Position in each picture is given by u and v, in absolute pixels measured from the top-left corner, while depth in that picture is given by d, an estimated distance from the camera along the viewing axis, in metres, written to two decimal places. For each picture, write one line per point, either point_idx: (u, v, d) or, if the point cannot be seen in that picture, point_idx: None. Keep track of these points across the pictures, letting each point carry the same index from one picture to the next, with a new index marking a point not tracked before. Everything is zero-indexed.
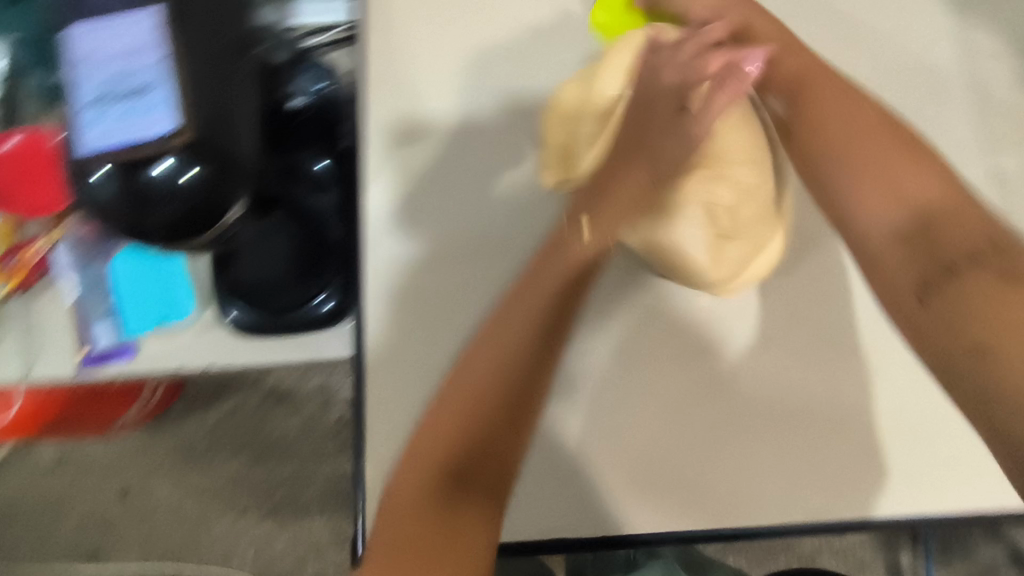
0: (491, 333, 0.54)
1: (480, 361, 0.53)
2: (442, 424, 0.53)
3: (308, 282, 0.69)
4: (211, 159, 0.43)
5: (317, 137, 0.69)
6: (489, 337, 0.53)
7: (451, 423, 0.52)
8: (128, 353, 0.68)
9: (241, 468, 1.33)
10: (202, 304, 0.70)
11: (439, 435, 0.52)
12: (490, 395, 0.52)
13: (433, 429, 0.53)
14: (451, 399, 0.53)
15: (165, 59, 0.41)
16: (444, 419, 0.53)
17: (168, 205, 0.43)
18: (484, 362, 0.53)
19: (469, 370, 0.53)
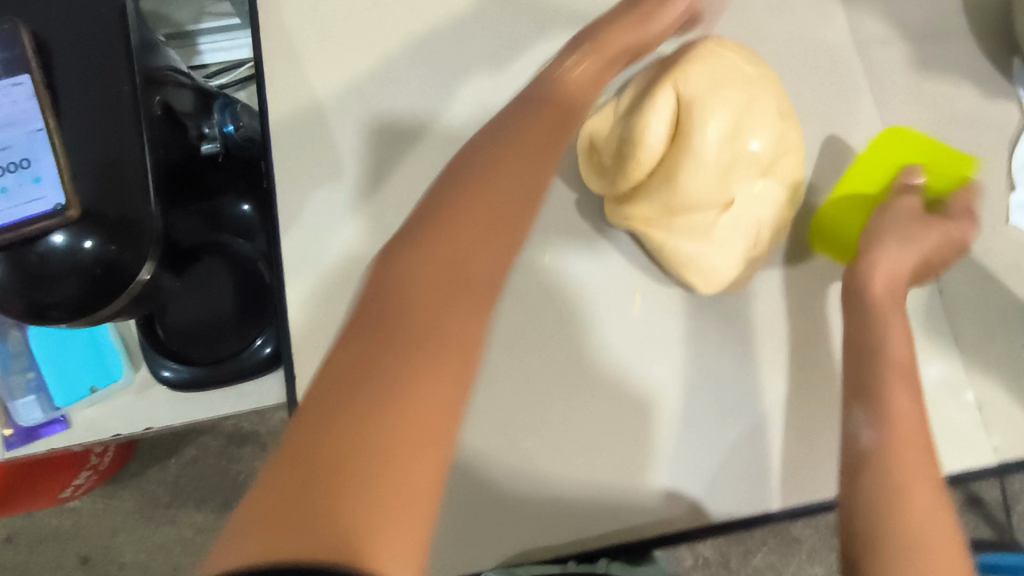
0: (455, 287, 0.32)
1: (417, 294, 0.31)
2: (354, 348, 0.29)
3: (246, 327, 0.67)
4: (107, 224, 0.41)
5: (235, 180, 0.68)
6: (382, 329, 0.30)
7: (431, 397, 0.28)
8: (59, 427, 0.65)
9: (210, 517, 1.29)
10: (135, 365, 0.67)
11: (374, 376, 0.28)
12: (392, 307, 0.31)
13: (394, 401, 0.28)
14: (411, 366, 0.29)
15: (44, 130, 0.40)
16: (413, 427, 0.27)
17: (68, 281, 0.41)
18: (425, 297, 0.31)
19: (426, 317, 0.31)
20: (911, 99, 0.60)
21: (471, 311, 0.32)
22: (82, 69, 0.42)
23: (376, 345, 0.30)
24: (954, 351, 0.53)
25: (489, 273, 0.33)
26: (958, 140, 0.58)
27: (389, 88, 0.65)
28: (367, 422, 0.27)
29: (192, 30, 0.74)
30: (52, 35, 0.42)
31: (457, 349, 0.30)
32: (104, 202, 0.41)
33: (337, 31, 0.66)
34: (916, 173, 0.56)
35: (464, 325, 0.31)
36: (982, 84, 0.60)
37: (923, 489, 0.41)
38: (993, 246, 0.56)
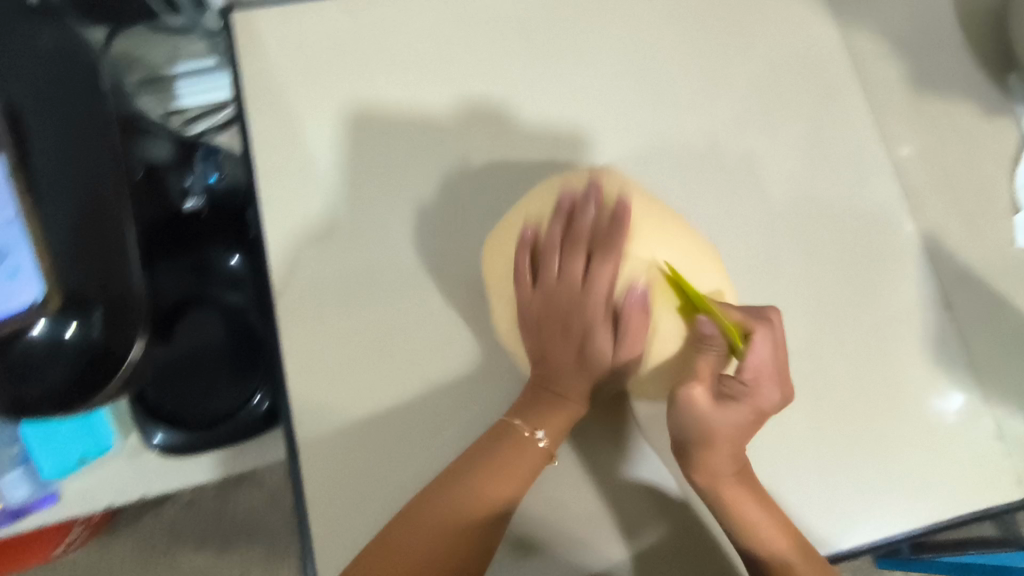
0: (491, 467, 0.47)
1: (466, 519, 0.45)
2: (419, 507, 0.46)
3: (243, 385, 0.65)
4: (90, 306, 0.39)
5: (223, 233, 0.65)
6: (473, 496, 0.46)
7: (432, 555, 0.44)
8: (52, 500, 0.62)
9: (210, 559, 1.26)
10: (125, 431, 0.64)
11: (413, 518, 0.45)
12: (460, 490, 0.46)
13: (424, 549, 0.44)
14: (456, 523, 0.45)
15: (19, 215, 0.37)
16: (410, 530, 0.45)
17: (51, 370, 0.39)
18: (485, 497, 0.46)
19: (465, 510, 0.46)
20: (906, 116, 0.59)
21: (468, 493, 0.46)
22: (57, 140, 0.40)
23: (427, 496, 0.46)
24: (971, 377, 0.53)
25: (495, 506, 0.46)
26: (955, 157, 0.58)
27: (376, 116, 0.59)
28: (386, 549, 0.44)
29: (168, 74, 0.71)
30: (26, 111, 0.40)
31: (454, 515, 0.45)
32: (89, 283, 0.39)
33: (319, 61, 0.60)
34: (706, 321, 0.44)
35: (469, 489, 0.46)
36: (977, 101, 0.59)
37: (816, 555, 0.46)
38: (998, 269, 0.55)
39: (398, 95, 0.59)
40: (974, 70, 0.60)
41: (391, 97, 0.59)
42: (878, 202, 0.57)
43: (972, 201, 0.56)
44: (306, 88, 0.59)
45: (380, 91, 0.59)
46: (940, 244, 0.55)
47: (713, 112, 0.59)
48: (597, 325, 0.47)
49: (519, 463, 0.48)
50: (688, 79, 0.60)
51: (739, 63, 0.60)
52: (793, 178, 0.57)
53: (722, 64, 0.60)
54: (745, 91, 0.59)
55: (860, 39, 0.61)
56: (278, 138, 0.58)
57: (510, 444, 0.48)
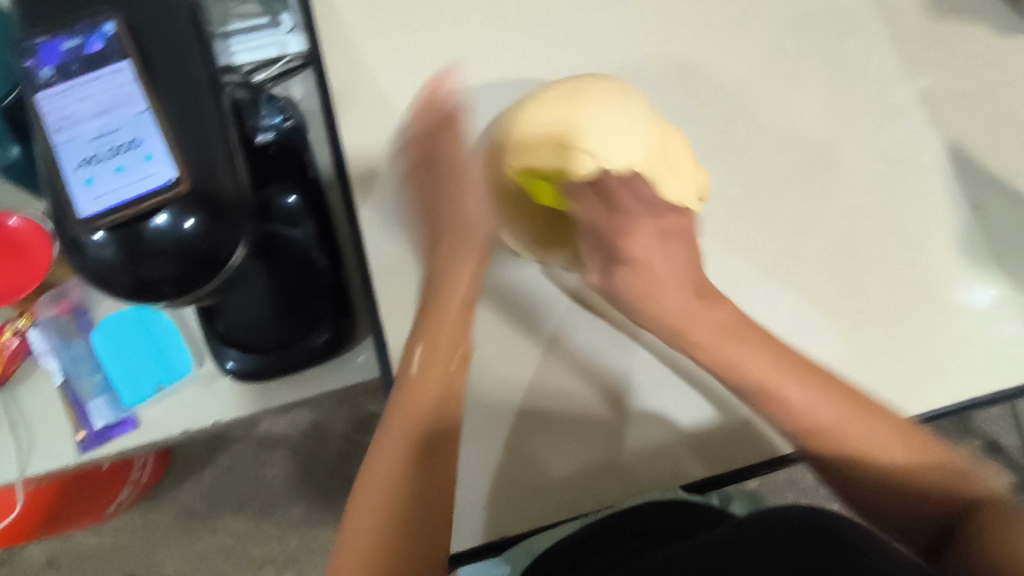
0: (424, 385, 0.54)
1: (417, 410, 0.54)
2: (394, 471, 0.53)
3: (304, 315, 0.68)
4: (209, 204, 0.42)
5: (284, 171, 0.68)
6: (412, 459, 0.53)
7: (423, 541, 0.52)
8: (130, 426, 0.66)
9: (249, 523, 1.30)
10: (199, 361, 0.68)
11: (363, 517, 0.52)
12: (373, 479, 0.53)
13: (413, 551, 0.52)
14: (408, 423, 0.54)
15: (148, 110, 0.40)
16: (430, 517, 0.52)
17: (172, 259, 0.42)
18: (423, 399, 0.54)
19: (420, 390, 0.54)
20: (929, 40, 0.63)
21: (417, 403, 0.54)
22: (174, 57, 0.43)
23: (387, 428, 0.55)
24: (999, 274, 0.57)
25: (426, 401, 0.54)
26: (977, 76, 0.62)
27: (434, 53, 0.63)
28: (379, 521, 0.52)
29: (221, 31, 0.74)
30: (146, 37, 0.43)
31: (406, 452, 0.53)
32: (208, 185, 0.42)
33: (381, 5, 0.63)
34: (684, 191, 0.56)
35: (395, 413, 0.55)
36: (993, 23, 0.63)
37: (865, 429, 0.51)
38: (1018, 169, 0.59)
39: (458, 40, 0.63)
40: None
41: (452, 41, 0.63)
42: (906, 119, 0.61)
43: (994, 114, 0.60)
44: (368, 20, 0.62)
45: (441, 34, 0.63)
46: (963, 151, 0.60)
47: (748, 45, 0.62)
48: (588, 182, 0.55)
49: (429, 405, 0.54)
50: (724, 9, 0.63)
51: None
52: (825, 101, 0.61)
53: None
54: (780, 15, 0.63)
55: None
56: (350, 74, 0.62)
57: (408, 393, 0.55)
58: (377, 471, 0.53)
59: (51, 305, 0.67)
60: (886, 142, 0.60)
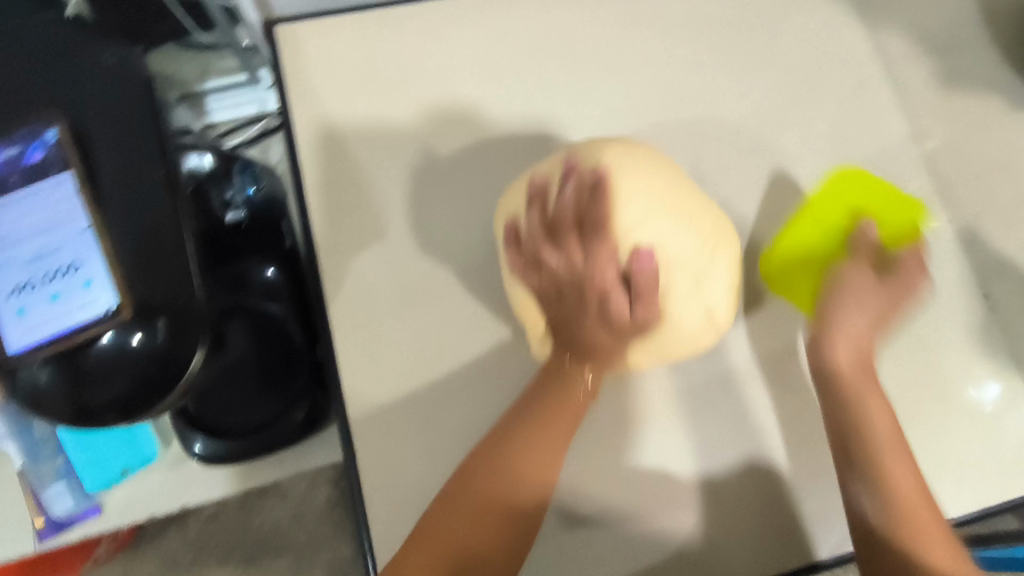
0: (520, 449, 0.47)
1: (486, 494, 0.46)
2: (425, 531, 0.45)
3: (280, 395, 0.65)
4: (155, 316, 0.39)
5: (260, 242, 0.65)
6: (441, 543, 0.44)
7: None
8: (94, 512, 0.63)
9: (235, 572, 1.26)
10: (166, 442, 0.64)
11: None
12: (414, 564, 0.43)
13: None
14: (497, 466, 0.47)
15: (90, 230, 0.38)
16: None
17: (118, 378, 0.39)
18: (518, 475, 0.47)
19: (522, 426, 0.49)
20: (939, 112, 0.60)
21: (488, 486, 0.46)
22: (120, 157, 0.40)
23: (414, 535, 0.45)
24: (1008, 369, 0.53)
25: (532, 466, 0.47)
26: (989, 153, 0.58)
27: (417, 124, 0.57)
28: None
29: (198, 90, 0.72)
30: (91, 138, 0.40)
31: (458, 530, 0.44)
32: (155, 295, 0.39)
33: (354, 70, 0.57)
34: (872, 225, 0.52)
35: (470, 483, 0.46)
36: (1006, 95, 0.59)
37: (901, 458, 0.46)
38: None
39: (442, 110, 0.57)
40: (1003, 68, 0.61)
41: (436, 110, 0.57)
42: (917, 197, 0.57)
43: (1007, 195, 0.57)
44: (343, 79, 0.56)
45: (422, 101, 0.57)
46: (976, 233, 0.56)
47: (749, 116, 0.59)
48: (610, 291, 0.45)
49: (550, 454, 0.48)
50: (725, 75, 0.60)
51: (775, 58, 0.60)
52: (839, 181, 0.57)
53: (757, 63, 0.60)
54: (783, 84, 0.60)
55: (891, 39, 0.61)
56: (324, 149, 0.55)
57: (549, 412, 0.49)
58: (413, 562, 0.43)
59: None
60: (900, 223, 0.56)
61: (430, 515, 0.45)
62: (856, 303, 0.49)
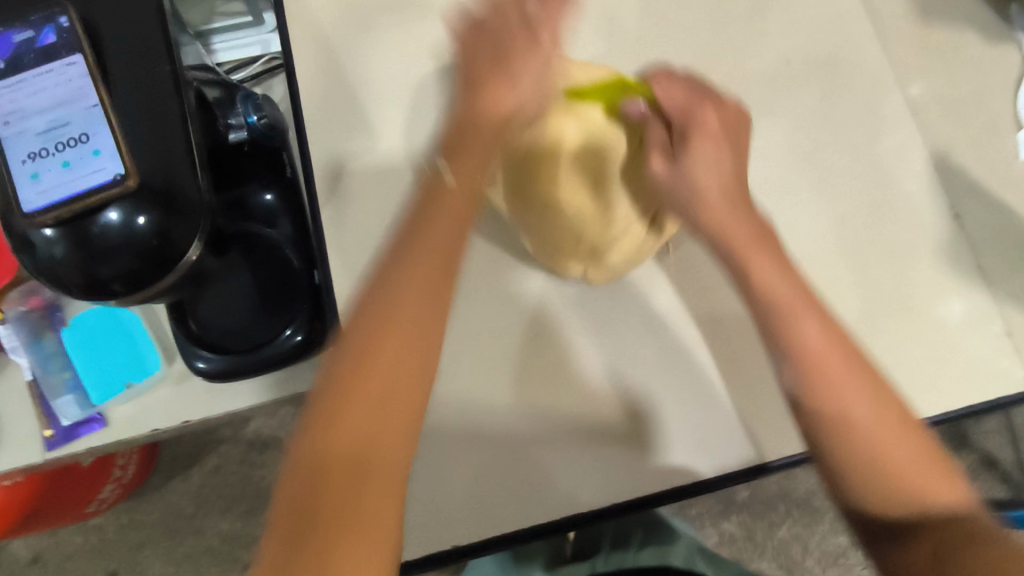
0: (411, 342, 0.45)
1: (363, 391, 0.43)
2: (314, 468, 0.41)
3: (278, 315, 0.67)
4: (159, 200, 0.42)
5: (260, 169, 0.68)
6: (347, 453, 0.42)
7: (353, 555, 0.39)
8: (98, 424, 0.66)
9: (236, 523, 1.29)
10: (169, 359, 0.67)
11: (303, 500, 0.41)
12: (323, 455, 0.42)
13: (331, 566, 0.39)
14: (387, 327, 0.45)
15: (100, 105, 0.40)
16: (336, 520, 0.40)
17: (123, 253, 0.42)
18: (382, 368, 0.44)
19: (387, 297, 0.46)
20: (915, 45, 0.62)
21: (378, 373, 0.44)
22: (128, 53, 0.43)
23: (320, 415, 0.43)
24: (974, 284, 0.55)
25: (406, 319, 0.45)
26: (963, 82, 0.60)
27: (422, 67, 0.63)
28: (324, 525, 0.40)
29: (205, 29, 0.74)
30: (102, 33, 0.43)
31: (355, 444, 0.42)
32: (157, 179, 0.42)
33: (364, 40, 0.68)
34: (634, 101, 0.55)
35: (374, 364, 0.44)
36: (981, 28, 0.61)
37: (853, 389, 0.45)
38: (1003, 179, 0.58)
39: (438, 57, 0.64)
40: (981, 2, 0.62)
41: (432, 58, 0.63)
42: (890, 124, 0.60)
43: (980, 122, 0.59)
44: None
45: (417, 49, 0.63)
46: (947, 160, 0.59)
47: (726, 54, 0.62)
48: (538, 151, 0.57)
49: (429, 336, 0.46)
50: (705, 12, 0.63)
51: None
52: (806, 108, 0.60)
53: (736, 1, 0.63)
54: (762, 19, 0.62)
55: None
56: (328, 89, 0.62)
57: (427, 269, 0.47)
58: (305, 457, 0.42)
59: (23, 301, 0.67)
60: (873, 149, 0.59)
61: (331, 396, 0.43)
62: (702, 159, 0.53)
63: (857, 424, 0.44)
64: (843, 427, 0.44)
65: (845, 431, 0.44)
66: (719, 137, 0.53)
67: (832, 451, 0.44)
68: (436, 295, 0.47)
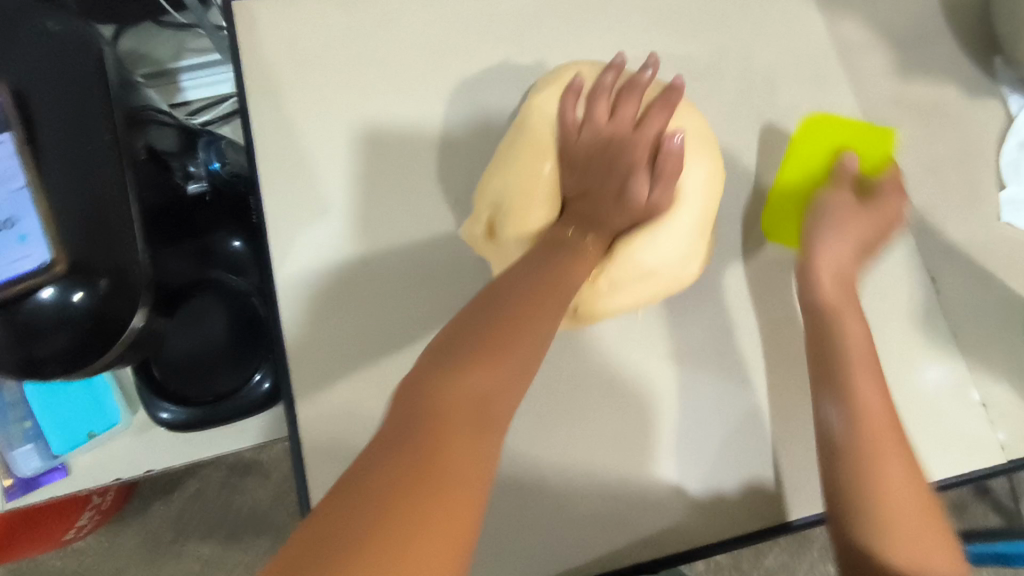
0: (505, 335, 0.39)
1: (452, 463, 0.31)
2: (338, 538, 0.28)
3: (243, 365, 0.66)
4: (96, 276, 0.41)
5: (225, 217, 0.67)
6: (432, 434, 0.32)
7: (438, 532, 0.29)
8: (58, 474, 0.64)
9: (217, 548, 1.28)
10: (132, 408, 0.67)
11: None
12: (393, 446, 0.32)
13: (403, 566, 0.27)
14: (444, 416, 0.34)
15: (28, 186, 0.40)
16: (431, 513, 0.29)
17: (60, 333, 0.41)
18: (468, 388, 0.36)
19: (513, 330, 0.39)
20: (896, 99, 0.60)
21: (472, 389, 0.36)
22: (65, 125, 0.41)
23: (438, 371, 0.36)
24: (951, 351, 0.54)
25: (495, 397, 0.36)
26: (943, 139, 0.58)
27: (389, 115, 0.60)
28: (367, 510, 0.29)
29: (172, 67, 0.73)
30: (37, 105, 0.41)
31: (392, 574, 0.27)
32: (93, 255, 0.40)
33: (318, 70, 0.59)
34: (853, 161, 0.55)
35: (461, 383, 0.36)
36: (962, 83, 0.59)
37: (893, 445, 0.44)
38: (985, 241, 0.56)
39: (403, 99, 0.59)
40: (963, 56, 0.60)
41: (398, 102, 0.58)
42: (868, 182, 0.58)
43: (959, 181, 0.57)
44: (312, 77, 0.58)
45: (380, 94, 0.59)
46: (929, 220, 0.57)
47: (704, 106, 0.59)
48: (639, 166, 0.50)
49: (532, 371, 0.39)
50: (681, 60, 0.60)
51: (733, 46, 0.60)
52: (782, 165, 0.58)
53: (714, 48, 0.60)
54: (739, 69, 0.60)
55: (850, 27, 0.61)
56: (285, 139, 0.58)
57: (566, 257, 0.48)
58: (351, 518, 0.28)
59: None
60: None
61: (367, 451, 0.32)
62: (845, 228, 0.52)
63: (874, 417, 0.45)
64: (865, 427, 0.44)
65: (864, 421, 0.45)
66: (875, 216, 0.53)
67: (834, 408, 0.46)
68: (562, 311, 0.43)
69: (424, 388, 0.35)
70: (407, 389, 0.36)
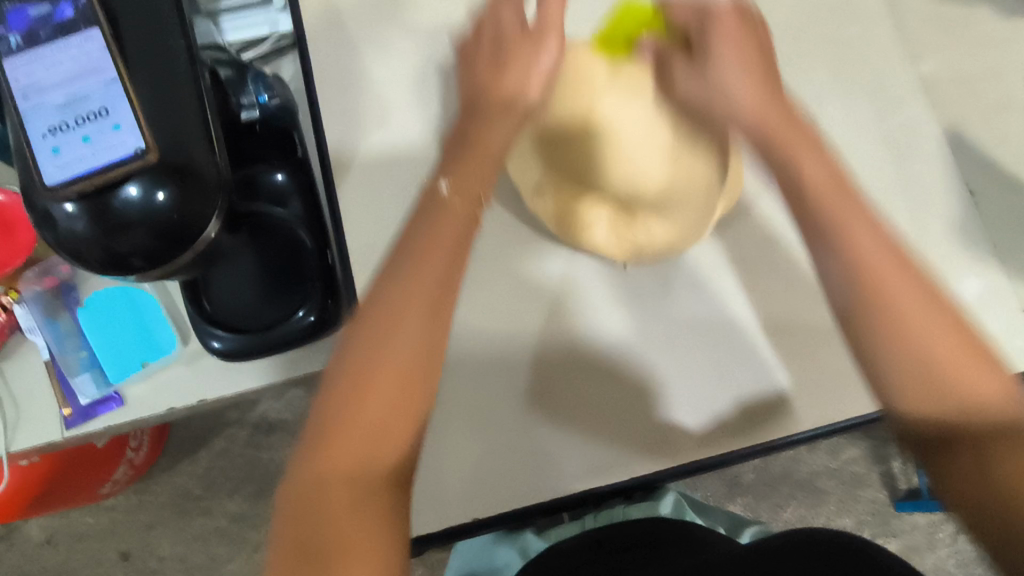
0: (388, 321, 0.46)
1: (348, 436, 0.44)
2: (311, 495, 0.43)
3: (290, 295, 0.67)
4: (179, 174, 0.42)
5: (271, 150, 0.68)
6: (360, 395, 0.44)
7: (370, 520, 0.42)
8: (115, 403, 0.66)
9: (245, 505, 1.30)
10: (183, 339, 0.68)
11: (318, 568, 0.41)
12: (335, 404, 0.44)
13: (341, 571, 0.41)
14: (364, 388, 0.44)
15: (118, 78, 0.41)
16: (343, 464, 0.43)
17: (142, 229, 0.42)
18: (392, 361, 0.45)
19: (393, 316, 0.46)
20: (930, 21, 0.61)
21: (379, 375, 0.45)
22: (146, 36, 0.43)
23: (344, 387, 0.45)
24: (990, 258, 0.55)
25: (392, 367, 0.45)
26: (978, 58, 0.60)
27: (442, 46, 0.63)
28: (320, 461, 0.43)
29: (213, 8, 0.73)
30: (119, 15, 0.43)
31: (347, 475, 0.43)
32: (179, 154, 0.42)
33: None
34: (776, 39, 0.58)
35: (386, 361, 0.45)
36: (996, 2, 0.61)
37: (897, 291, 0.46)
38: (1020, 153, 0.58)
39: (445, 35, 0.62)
40: None
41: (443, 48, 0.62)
42: (908, 99, 0.59)
43: (995, 96, 0.59)
44: None
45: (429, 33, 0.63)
46: (961, 135, 0.58)
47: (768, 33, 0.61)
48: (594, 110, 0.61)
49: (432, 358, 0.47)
50: None
51: None
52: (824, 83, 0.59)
53: None
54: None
55: None
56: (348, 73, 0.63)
57: (443, 224, 0.50)
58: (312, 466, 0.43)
59: (38, 281, 0.67)
60: (891, 125, 0.58)
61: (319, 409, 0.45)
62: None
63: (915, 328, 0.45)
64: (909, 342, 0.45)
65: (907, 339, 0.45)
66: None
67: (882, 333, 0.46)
68: (447, 265, 0.49)
69: (352, 369, 0.45)
70: (329, 389, 0.46)
